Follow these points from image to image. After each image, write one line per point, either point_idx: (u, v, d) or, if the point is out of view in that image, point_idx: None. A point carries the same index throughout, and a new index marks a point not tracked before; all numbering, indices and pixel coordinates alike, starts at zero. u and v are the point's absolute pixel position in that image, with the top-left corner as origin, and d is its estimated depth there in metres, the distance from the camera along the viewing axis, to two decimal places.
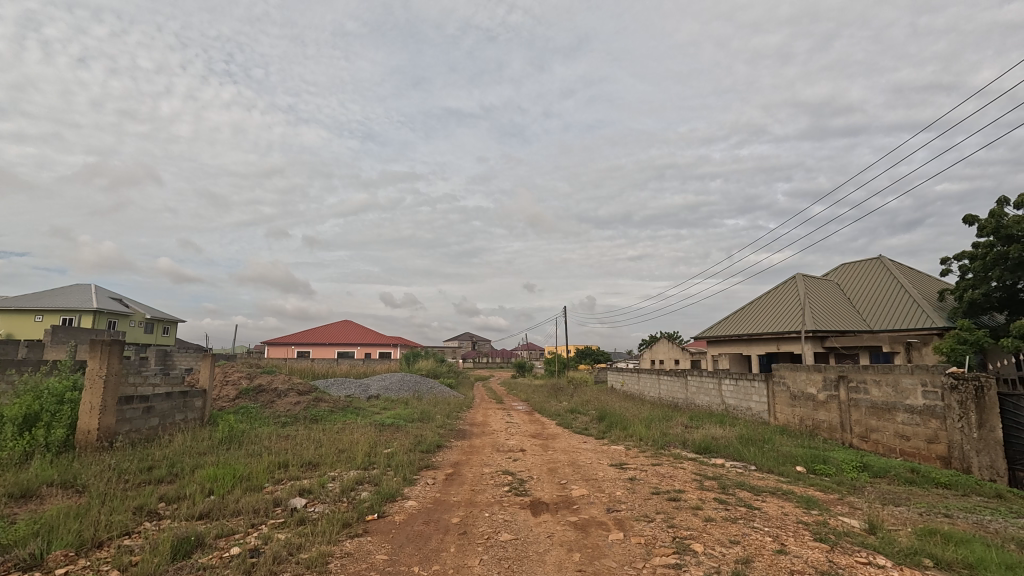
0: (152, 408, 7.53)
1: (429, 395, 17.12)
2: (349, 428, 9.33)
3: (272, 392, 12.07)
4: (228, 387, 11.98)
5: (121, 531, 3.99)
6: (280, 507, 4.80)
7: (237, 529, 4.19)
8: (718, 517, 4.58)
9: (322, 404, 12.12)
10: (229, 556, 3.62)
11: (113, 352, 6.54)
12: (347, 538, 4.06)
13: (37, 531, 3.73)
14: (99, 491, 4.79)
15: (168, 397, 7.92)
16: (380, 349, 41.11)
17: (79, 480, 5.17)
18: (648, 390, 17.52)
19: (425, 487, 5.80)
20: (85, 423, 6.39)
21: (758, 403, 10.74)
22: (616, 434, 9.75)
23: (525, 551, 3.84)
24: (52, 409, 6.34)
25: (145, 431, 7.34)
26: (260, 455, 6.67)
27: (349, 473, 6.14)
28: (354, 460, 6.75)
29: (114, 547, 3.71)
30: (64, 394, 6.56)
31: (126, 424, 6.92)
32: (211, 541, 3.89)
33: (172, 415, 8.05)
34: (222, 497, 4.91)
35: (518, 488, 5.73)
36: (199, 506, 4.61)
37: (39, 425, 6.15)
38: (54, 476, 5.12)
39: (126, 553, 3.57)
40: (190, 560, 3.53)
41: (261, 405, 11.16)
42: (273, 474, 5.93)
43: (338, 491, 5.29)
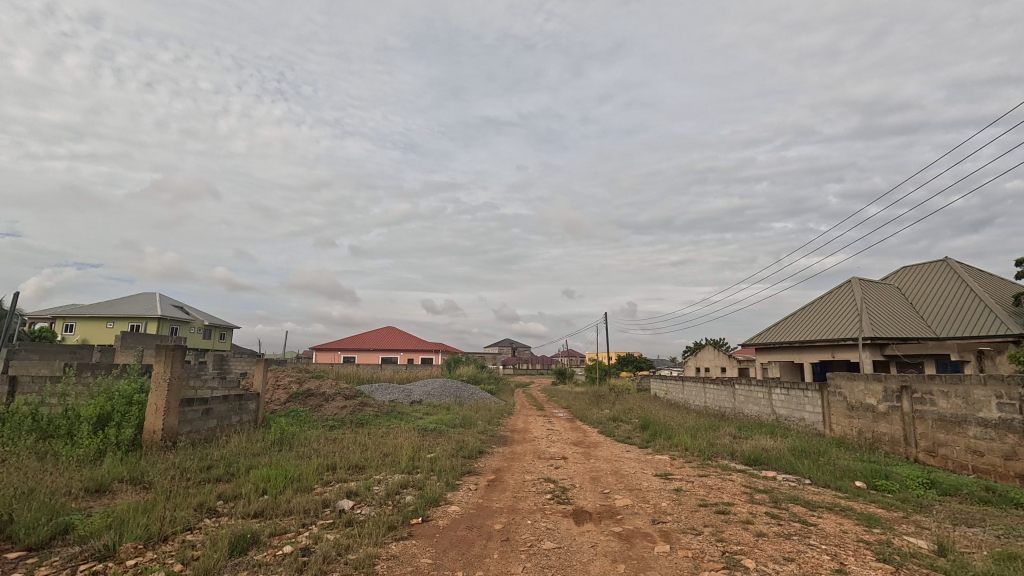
0: (211, 410, 7.94)
1: (471, 401, 17.24)
2: (393, 432, 9.54)
3: (320, 395, 12.48)
4: (280, 391, 12.47)
5: (184, 526, 4.22)
6: (329, 508, 4.95)
7: (289, 528, 4.35)
8: (770, 532, 4.39)
9: (368, 408, 12.45)
10: (282, 554, 3.76)
11: (176, 357, 6.93)
12: (392, 541, 4.13)
13: (110, 523, 4.00)
14: (164, 488, 5.08)
15: (225, 400, 8.33)
16: (422, 355, 41.82)
17: (146, 477, 5.51)
18: (693, 399, 17.02)
19: (467, 493, 5.84)
20: (151, 423, 6.80)
21: (811, 413, 10.25)
22: (660, 443, 9.53)
23: (567, 560, 3.81)
24: (122, 409, 6.80)
25: (204, 432, 7.75)
26: (310, 457, 6.91)
27: (393, 476, 6.26)
28: (398, 464, 6.88)
29: (178, 542, 3.92)
30: (132, 396, 7.01)
31: (187, 425, 7.32)
32: (266, 539, 4.05)
33: (229, 416, 8.47)
34: (274, 497, 5.11)
35: (560, 496, 5.69)
36: (254, 505, 4.82)
37: (111, 425, 6.60)
38: (124, 472, 5.48)
39: (189, 547, 3.76)
40: (247, 557, 3.69)
41: (310, 409, 11.59)
42: (322, 476, 6.12)
43: (383, 495, 5.41)
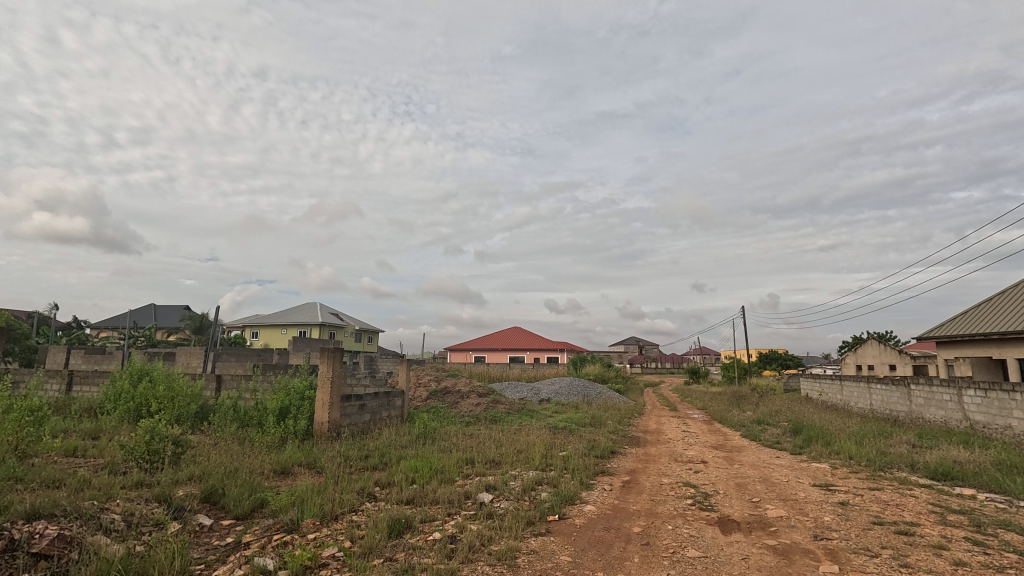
0: (365, 405, 8.88)
1: (599, 400, 17.04)
2: (525, 429, 9.79)
3: (456, 393, 13.28)
4: (421, 389, 13.52)
5: (350, 507, 4.76)
6: (470, 500, 5.23)
7: (437, 516, 4.68)
8: (972, 563, 3.66)
9: (500, 406, 12.94)
10: (432, 539, 4.06)
11: (336, 358, 7.87)
12: (532, 535, 4.23)
13: (294, 501, 4.67)
14: (332, 473, 5.79)
15: (377, 396, 9.26)
16: (548, 355, 42.40)
17: (318, 462, 6.34)
18: (855, 401, 14.94)
19: (602, 493, 5.76)
20: (319, 416, 7.80)
21: (1022, 421, 8.36)
22: (816, 450, 8.51)
23: (715, 571, 3.57)
24: (297, 403, 7.91)
25: (361, 425, 8.70)
26: (451, 451, 7.38)
27: (528, 473, 6.41)
28: (532, 461, 7.04)
29: (346, 521, 4.44)
30: (304, 392, 8.10)
31: (347, 418, 8.28)
32: (417, 524, 4.41)
33: (380, 411, 9.40)
34: (422, 486, 5.54)
35: (703, 503, 5.34)
36: (405, 492, 5.28)
37: (289, 417, 7.71)
38: (301, 458, 6.37)
39: (355, 527, 4.24)
40: (403, 540, 4.05)
41: (448, 405, 12.38)
42: (462, 469, 6.50)
43: (519, 490, 5.57)
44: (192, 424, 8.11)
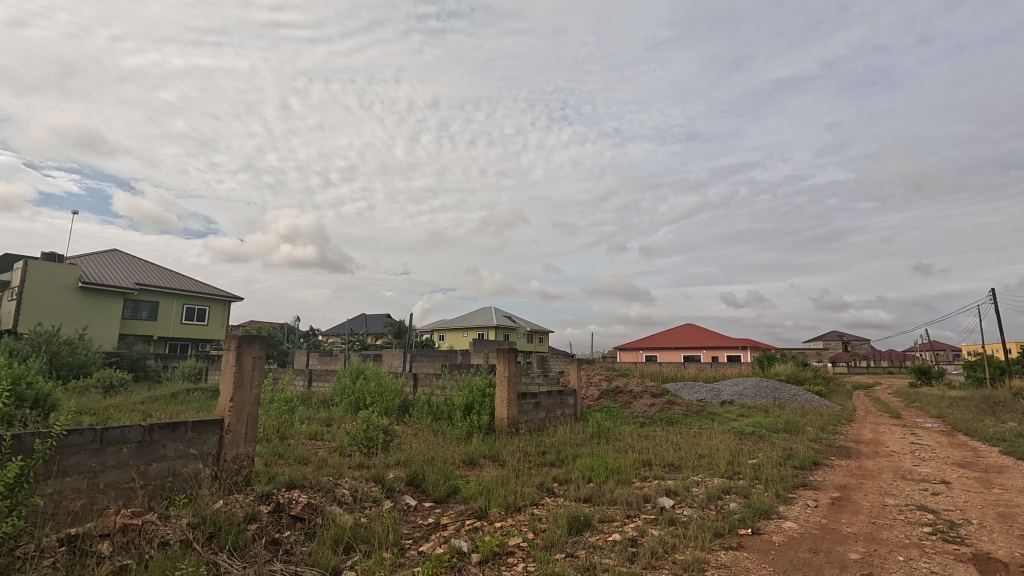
0: (540, 403, 9.23)
1: (794, 404, 15.06)
2: (706, 433, 9.13)
3: (629, 393, 13.01)
4: (593, 388, 13.56)
5: (531, 500, 4.98)
6: (650, 504, 5.06)
7: (616, 517, 4.62)
8: None
9: (677, 407, 12.28)
10: (613, 540, 4.02)
11: (511, 358, 8.36)
12: (721, 549, 3.91)
13: (481, 490, 5.07)
14: (513, 467, 6.14)
15: (550, 394, 9.56)
16: (728, 353, 38.98)
17: (500, 455, 6.79)
18: None
19: (805, 509, 5.04)
20: (500, 412, 8.35)
21: None
22: None
23: None
24: (480, 400, 8.58)
25: (537, 422, 9.09)
26: (626, 452, 7.24)
27: (713, 480, 5.95)
28: (717, 467, 6.51)
29: (528, 513, 4.66)
30: (485, 389, 8.75)
31: (524, 415, 8.72)
32: (597, 524, 4.41)
33: (554, 409, 9.68)
34: (599, 486, 5.54)
35: (948, 533, 4.32)
36: (583, 490, 5.33)
37: (474, 412, 8.40)
38: (486, 450, 6.90)
39: (537, 520, 4.42)
40: (583, 537, 4.09)
41: (621, 405, 12.19)
42: (639, 471, 6.33)
43: (704, 498, 5.20)
44: (397, 415, 9.36)
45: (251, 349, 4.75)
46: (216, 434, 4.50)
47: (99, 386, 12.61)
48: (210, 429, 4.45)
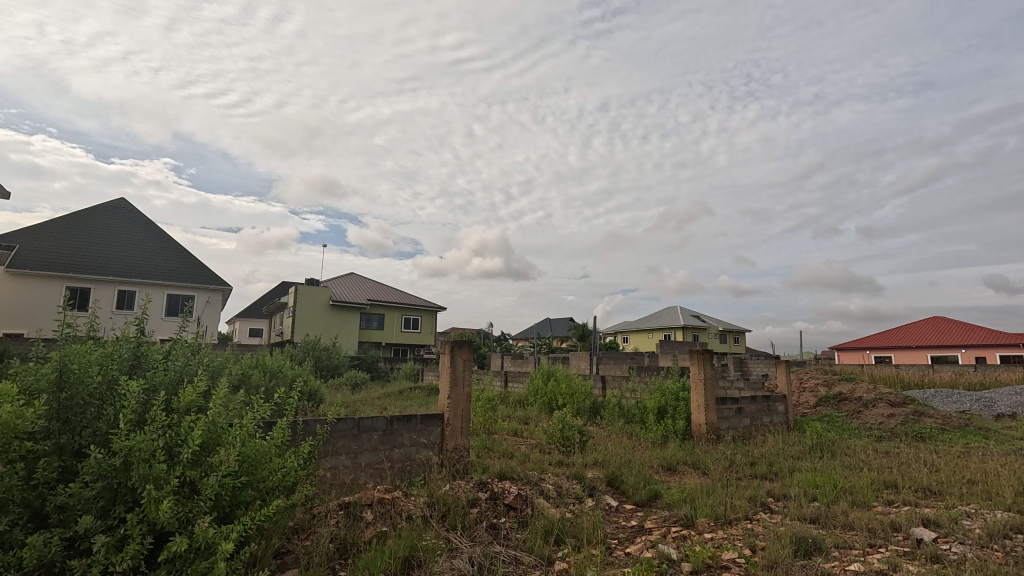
0: (743, 409, 8.44)
1: None
2: (976, 454, 7.23)
3: (856, 401, 11.04)
4: (807, 395, 11.87)
5: (744, 514, 4.57)
6: (901, 534, 4.21)
7: (854, 544, 3.97)
8: None
9: (927, 419, 9.99)
10: (853, 571, 3.46)
11: (707, 359, 7.84)
12: None
13: (685, 497, 4.84)
14: (717, 476, 5.72)
15: (755, 400, 8.67)
16: (1001, 352, 30.31)
17: (702, 463, 6.40)
18: None
19: None
20: (697, 418, 7.87)
21: None
22: None
23: None
24: (673, 404, 8.21)
25: (741, 430, 8.33)
26: (860, 470, 6.15)
27: (993, 513, 4.68)
28: (999, 497, 5.10)
29: (742, 528, 4.29)
30: (679, 392, 8.33)
31: (725, 421, 8.08)
32: (829, 549, 3.85)
33: (760, 417, 8.75)
34: (827, 506, 4.82)
35: None
36: (806, 509, 4.71)
37: (668, 416, 8.08)
38: (686, 457, 6.58)
39: (753, 536, 4.05)
40: (813, 562, 3.61)
41: (846, 415, 10.42)
42: (881, 493, 5.32)
43: (982, 535, 4.13)
44: (589, 416, 9.51)
45: (461, 351, 5.33)
46: (439, 426, 5.18)
47: (347, 383, 15.54)
48: (435, 422, 5.14)
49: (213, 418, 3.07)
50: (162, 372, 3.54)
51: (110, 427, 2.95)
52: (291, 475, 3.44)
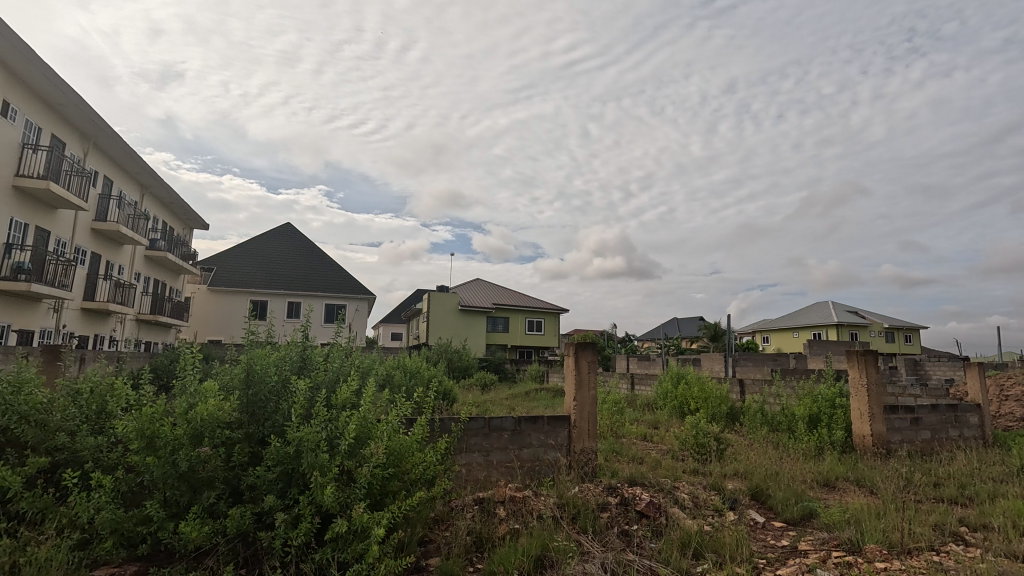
0: (920, 420, 7.18)
1: None
2: None
3: None
4: (1010, 405, 9.75)
5: (927, 544, 3.88)
6: None
7: None
8: None
9: None
10: None
11: (870, 362, 6.83)
12: None
13: (849, 519, 4.25)
14: (888, 496, 4.94)
15: (936, 410, 7.34)
16: None
17: (868, 481, 5.58)
18: None
19: None
20: (859, 428, 6.88)
21: None
22: None
23: None
24: (828, 411, 7.27)
25: (918, 445, 7.11)
26: None
27: None
28: None
29: (926, 560, 3.64)
30: (835, 399, 7.35)
31: (896, 434, 6.96)
32: None
33: (945, 430, 7.39)
34: None
35: None
36: (1017, 545, 3.85)
37: (822, 425, 7.17)
38: (847, 473, 5.79)
39: (941, 571, 3.41)
40: None
41: None
42: None
43: None
44: (726, 423, 8.81)
45: (585, 354, 5.27)
46: (566, 428, 5.19)
47: (477, 384, 16.31)
48: (562, 424, 5.17)
49: (364, 414, 3.42)
50: (322, 372, 4.04)
51: (285, 419, 3.44)
52: (431, 468, 3.70)
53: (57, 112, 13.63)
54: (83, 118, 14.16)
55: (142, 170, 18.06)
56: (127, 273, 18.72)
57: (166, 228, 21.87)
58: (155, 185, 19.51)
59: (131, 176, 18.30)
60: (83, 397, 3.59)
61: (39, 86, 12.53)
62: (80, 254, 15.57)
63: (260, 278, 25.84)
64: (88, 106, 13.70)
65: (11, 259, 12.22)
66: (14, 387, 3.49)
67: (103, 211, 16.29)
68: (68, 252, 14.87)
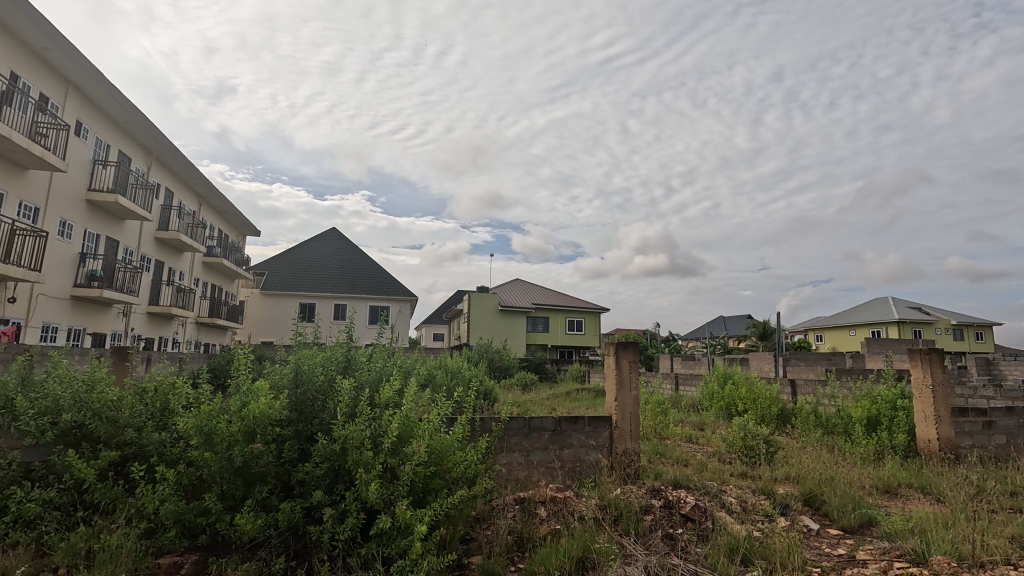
0: (994, 423, 6.66)
1: None
2: None
3: None
4: None
5: (1003, 558, 3.58)
6: None
7: None
8: None
9: None
10: None
11: (934, 361, 6.41)
12: None
13: (913, 528, 3.99)
14: (957, 504, 4.61)
15: (1011, 412, 6.79)
16: None
17: (935, 488, 5.24)
18: None
19: None
20: (923, 432, 6.45)
21: None
22: None
23: None
24: (889, 413, 6.86)
25: (992, 451, 6.61)
26: None
27: None
28: None
29: None
30: (896, 401, 6.93)
31: (965, 438, 6.49)
32: None
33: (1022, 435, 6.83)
34: None
35: None
36: None
37: (882, 429, 6.77)
38: (911, 480, 5.45)
39: None
40: None
41: None
42: None
43: None
44: (777, 425, 8.47)
45: (626, 353, 5.17)
46: (607, 429, 5.12)
47: (518, 383, 16.38)
48: (603, 424, 5.10)
49: (407, 413, 3.49)
50: (366, 372, 4.14)
51: (332, 417, 3.55)
52: (472, 468, 3.73)
53: (122, 129, 14.58)
54: (145, 133, 15.09)
55: (198, 181, 19.07)
56: (187, 279, 19.86)
57: (222, 235, 23.06)
58: (211, 195, 20.59)
59: (189, 187, 19.35)
60: (148, 395, 3.84)
61: (107, 106, 13.45)
62: (145, 261, 16.63)
63: (308, 282, 26.83)
64: (150, 122, 14.58)
65: (85, 267, 13.21)
66: (88, 385, 3.76)
67: (165, 221, 17.34)
68: (135, 260, 15.91)
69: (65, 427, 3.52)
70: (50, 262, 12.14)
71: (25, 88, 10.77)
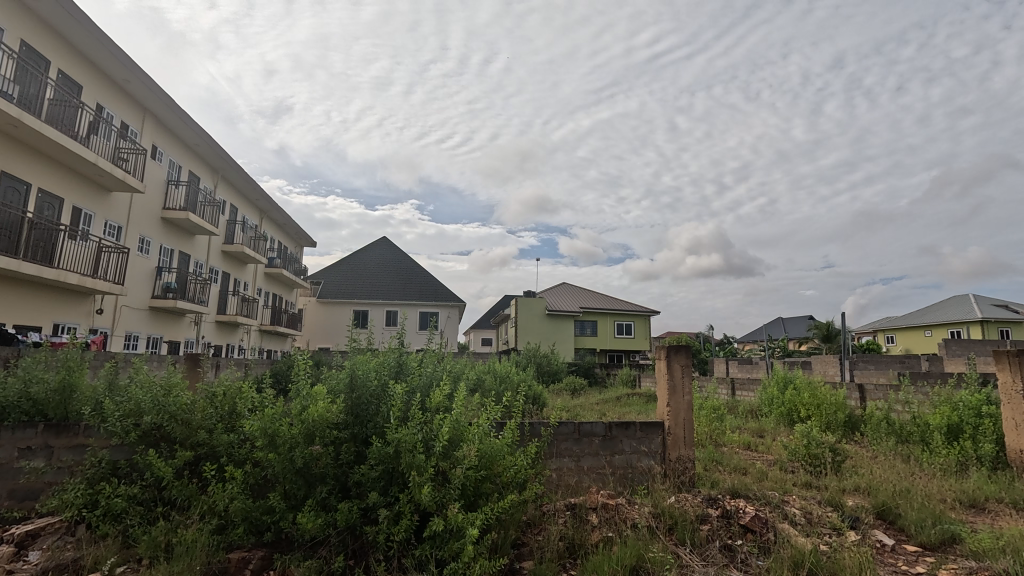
0: None
1: None
2: None
3: None
4: None
5: None
6: None
7: None
8: None
9: None
10: None
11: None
12: None
13: (1005, 547, 3.63)
14: None
15: None
16: None
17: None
18: None
19: None
20: (1013, 442, 5.87)
21: None
22: None
23: None
24: (972, 421, 6.31)
25: None
26: None
27: None
28: None
29: None
30: (980, 407, 6.39)
31: None
32: None
33: None
34: None
35: None
36: None
37: (965, 438, 6.23)
38: (1002, 494, 4.98)
39: None
40: None
41: None
42: None
43: None
44: (844, 433, 7.97)
45: (678, 357, 5.03)
46: (660, 435, 4.97)
47: (568, 389, 16.27)
48: (655, 430, 4.96)
49: (457, 417, 3.53)
50: (418, 377, 4.25)
51: (385, 421, 3.66)
52: (522, 472, 3.73)
53: (193, 151, 15.71)
54: (213, 154, 16.18)
55: (260, 197, 20.22)
56: (251, 288, 21.05)
57: (281, 247, 24.30)
58: (272, 209, 21.83)
59: (252, 203, 20.53)
60: (217, 398, 4.07)
61: (179, 130, 14.51)
62: (213, 273, 17.76)
63: (362, 290, 27.79)
64: (217, 143, 15.64)
65: (161, 280, 14.30)
66: (165, 389, 4.04)
67: (230, 235, 18.48)
68: (205, 272, 17.08)
69: (146, 428, 3.81)
70: (130, 276, 13.18)
71: (108, 118, 11.80)
